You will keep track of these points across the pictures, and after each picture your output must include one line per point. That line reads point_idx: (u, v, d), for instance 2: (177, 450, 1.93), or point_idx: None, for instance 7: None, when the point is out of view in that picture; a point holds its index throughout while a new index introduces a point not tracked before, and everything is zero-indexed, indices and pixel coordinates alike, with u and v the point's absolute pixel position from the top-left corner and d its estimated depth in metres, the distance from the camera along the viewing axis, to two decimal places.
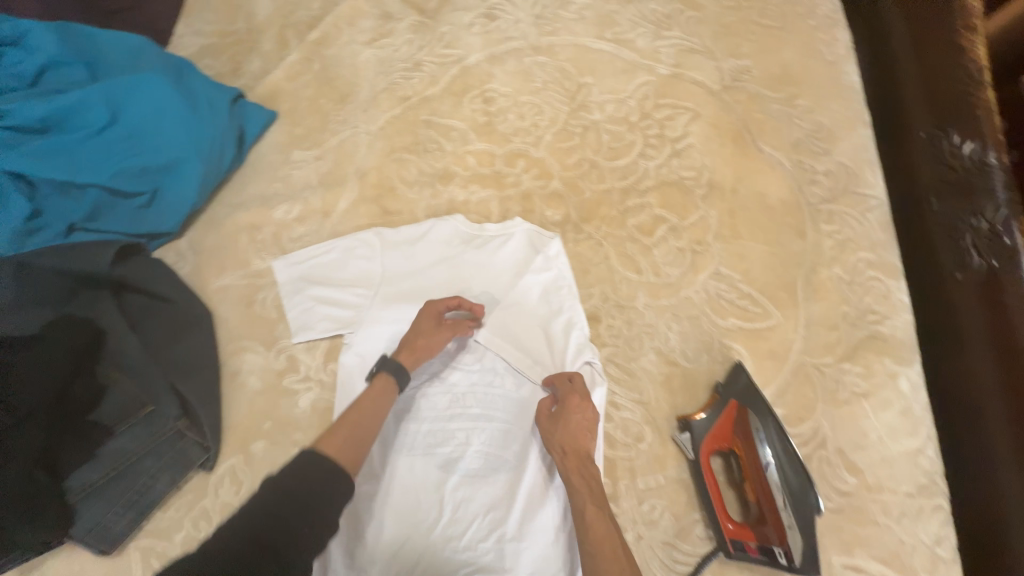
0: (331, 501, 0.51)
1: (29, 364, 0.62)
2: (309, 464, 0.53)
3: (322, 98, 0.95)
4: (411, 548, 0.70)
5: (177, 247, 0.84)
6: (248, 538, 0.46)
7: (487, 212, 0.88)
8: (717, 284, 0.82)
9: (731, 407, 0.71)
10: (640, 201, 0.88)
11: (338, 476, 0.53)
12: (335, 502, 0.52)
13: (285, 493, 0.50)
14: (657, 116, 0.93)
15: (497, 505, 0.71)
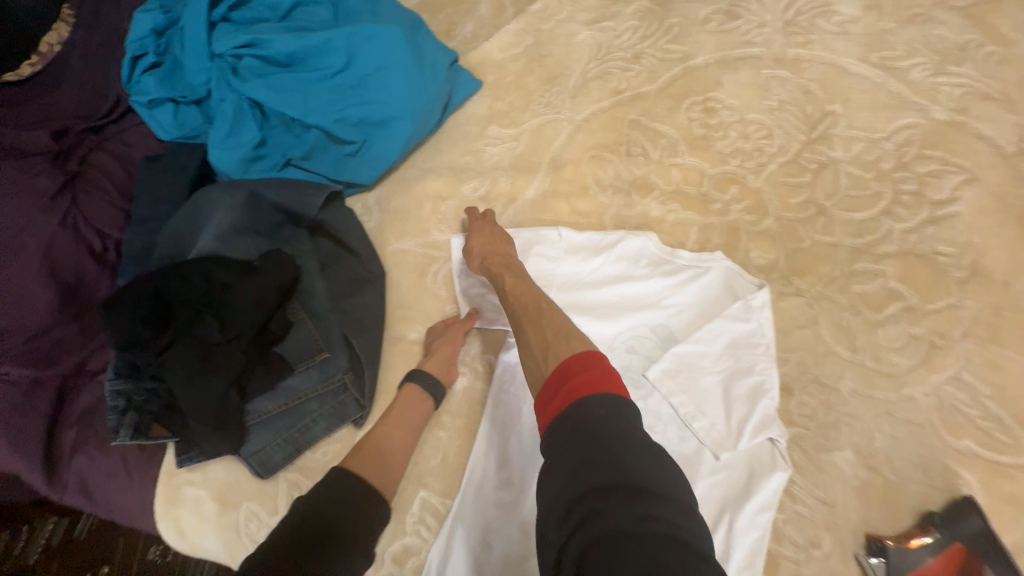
0: (369, 524, 0.51)
1: (246, 294, 0.66)
2: (333, 484, 0.53)
3: (529, 75, 0.90)
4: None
5: (366, 201, 0.85)
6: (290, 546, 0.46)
7: (683, 237, 0.79)
8: (955, 392, 0.67)
9: (955, 550, 0.60)
10: (872, 267, 0.73)
11: (360, 492, 0.53)
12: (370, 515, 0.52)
13: (315, 506, 0.50)
14: (919, 169, 0.76)
15: None
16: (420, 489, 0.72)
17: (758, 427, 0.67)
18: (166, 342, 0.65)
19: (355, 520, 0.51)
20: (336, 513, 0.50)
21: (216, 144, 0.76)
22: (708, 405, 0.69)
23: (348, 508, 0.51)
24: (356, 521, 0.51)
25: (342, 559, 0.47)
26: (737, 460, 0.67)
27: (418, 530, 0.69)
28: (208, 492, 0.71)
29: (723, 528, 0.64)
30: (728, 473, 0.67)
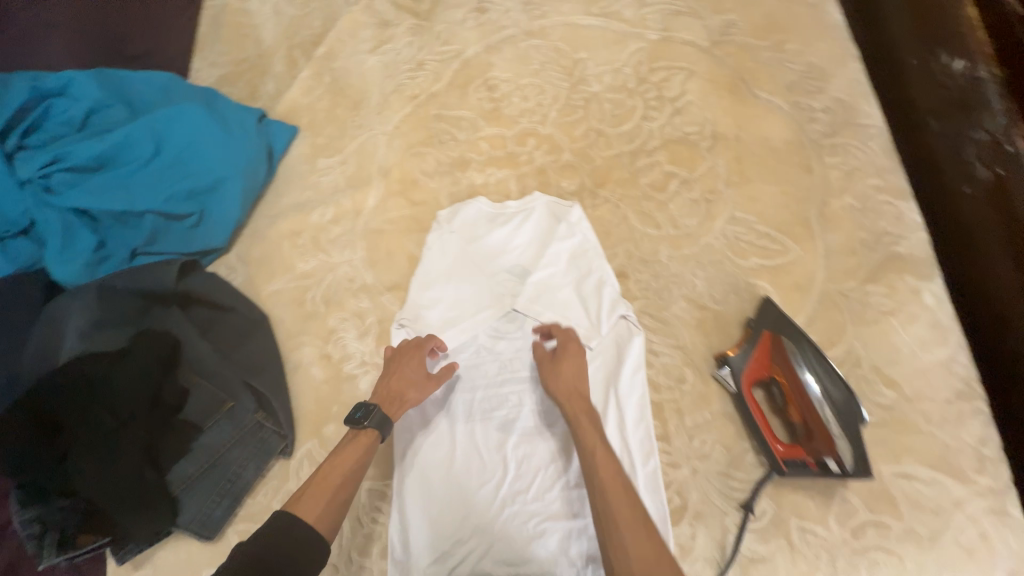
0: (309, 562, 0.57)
1: (130, 375, 0.70)
2: (291, 525, 0.58)
3: (337, 108, 1.01)
4: (478, 511, 0.74)
5: (228, 261, 0.91)
6: None
7: (507, 192, 0.94)
8: (734, 227, 0.86)
9: (764, 336, 0.76)
10: (649, 161, 0.92)
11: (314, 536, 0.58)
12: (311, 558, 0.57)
13: (267, 545, 0.55)
14: (654, 79, 0.97)
15: (557, 456, 0.76)
16: (364, 482, 0.80)
17: (610, 310, 0.81)
18: (59, 456, 0.66)
19: (295, 560, 0.56)
20: (277, 560, 0.55)
21: (52, 260, 0.78)
22: (570, 312, 0.82)
23: (300, 550, 0.56)
24: (293, 561, 0.56)
25: None
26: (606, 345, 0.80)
27: (375, 518, 0.77)
28: None
29: (612, 400, 0.77)
30: (604, 357, 0.79)
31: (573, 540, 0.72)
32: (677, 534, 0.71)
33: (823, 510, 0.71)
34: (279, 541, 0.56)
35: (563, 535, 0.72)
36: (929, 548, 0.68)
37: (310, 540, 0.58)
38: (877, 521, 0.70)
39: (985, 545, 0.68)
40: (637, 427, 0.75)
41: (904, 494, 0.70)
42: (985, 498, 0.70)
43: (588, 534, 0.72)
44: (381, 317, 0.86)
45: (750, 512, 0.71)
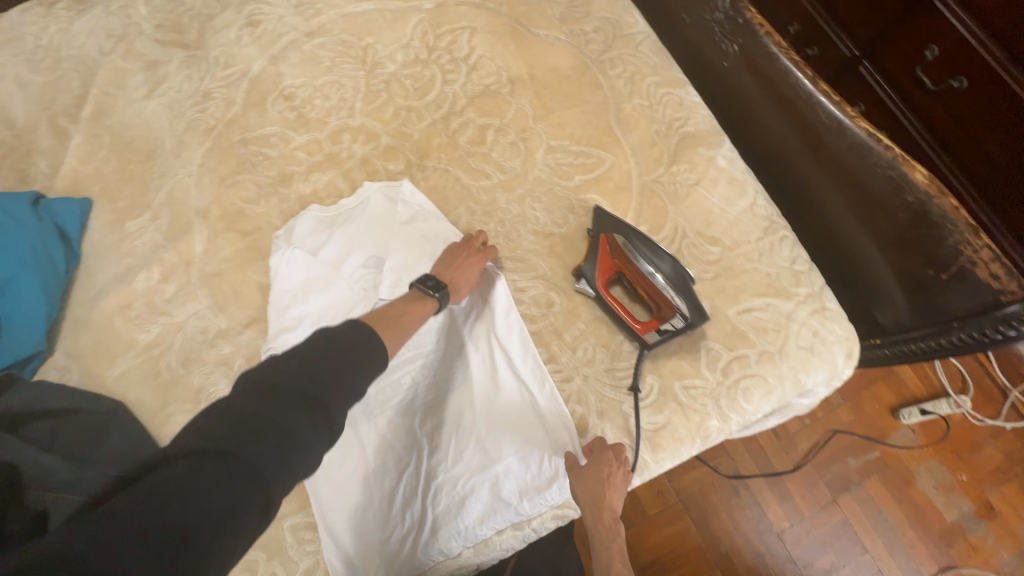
0: (375, 356, 0.58)
1: None
2: (359, 327, 0.60)
3: (129, 164, 0.93)
4: (405, 497, 0.75)
5: (56, 362, 0.83)
6: (299, 367, 0.52)
7: (339, 191, 0.92)
8: (554, 155, 0.93)
9: (602, 239, 0.83)
10: (462, 120, 0.96)
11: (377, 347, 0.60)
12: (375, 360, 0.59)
13: (336, 339, 0.57)
14: (442, 45, 1.00)
15: (463, 416, 0.78)
16: (283, 521, 0.75)
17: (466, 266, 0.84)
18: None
19: (366, 361, 0.57)
20: (348, 352, 0.56)
21: None
22: None
23: (363, 346, 0.58)
24: (366, 354, 0.57)
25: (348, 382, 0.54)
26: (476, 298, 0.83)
27: (306, 547, 0.74)
28: None
29: (495, 346, 0.81)
30: (478, 311, 0.83)
31: (502, 482, 0.74)
32: (588, 437, 0.77)
33: (696, 364, 0.80)
34: (345, 349, 0.56)
35: (492, 482, 0.74)
36: (780, 360, 0.80)
37: (375, 353, 0.59)
38: (736, 355, 0.81)
39: (818, 339, 0.82)
40: (525, 360, 0.80)
41: (748, 325, 0.82)
42: (807, 303, 0.83)
43: (514, 470, 0.74)
44: (249, 355, 0.82)
45: (639, 392, 0.79)
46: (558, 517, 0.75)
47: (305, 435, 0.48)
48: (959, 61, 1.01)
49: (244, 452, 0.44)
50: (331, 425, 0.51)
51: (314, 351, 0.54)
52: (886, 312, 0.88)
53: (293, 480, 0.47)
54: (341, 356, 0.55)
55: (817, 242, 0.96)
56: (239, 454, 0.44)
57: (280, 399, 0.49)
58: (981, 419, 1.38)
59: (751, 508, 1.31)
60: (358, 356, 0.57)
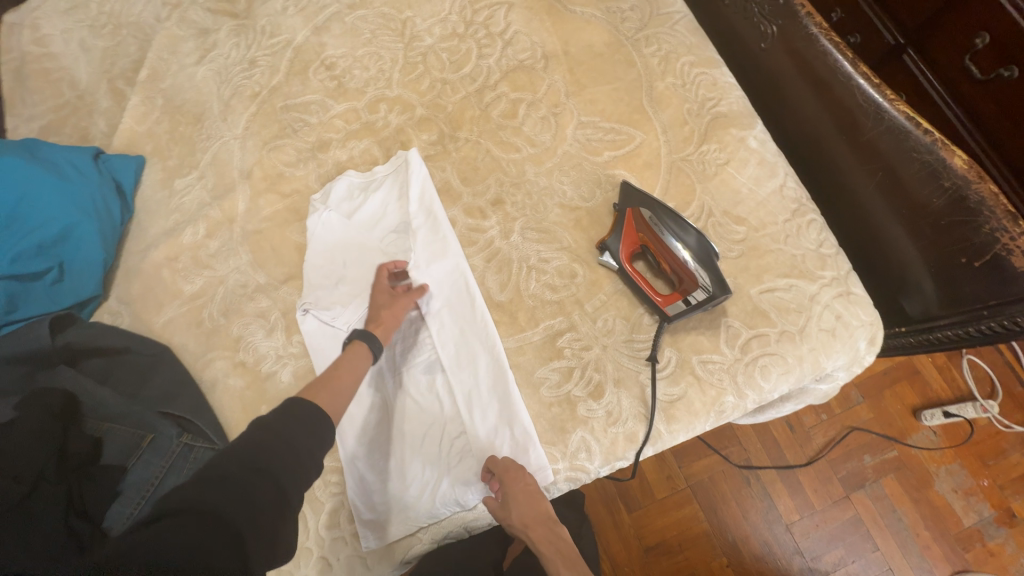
0: (321, 432, 0.61)
1: (27, 430, 0.66)
2: (295, 405, 0.62)
3: (179, 126, 0.99)
4: (420, 452, 0.79)
5: (110, 307, 0.89)
6: (245, 456, 0.55)
7: (373, 158, 0.96)
8: (584, 131, 0.94)
9: (628, 213, 0.84)
10: (496, 94, 0.98)
11: (324, 417, 0.62)
12: (321, 438, 0.61)
13: (273, 423, 0.59)
14: (480, 19, 1.02)
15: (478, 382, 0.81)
16: None
17: (456, 240, 0.88)
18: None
19: (307, 437, 0.59)
20: (289, 434, 0.58)
21: None
22: (442, 247, 0.88)
23: (308, 427, 0.60)
24: (307, 434, 0.59)
25: (297, 463, 0.57)
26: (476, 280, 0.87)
27: (331, 490, 0.79)
28: None
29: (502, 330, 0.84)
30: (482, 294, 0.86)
31: (513, 447, 0.78)
32: (604, 404, 0.79)
33: (716, 340, 0.82)
34: (284, 425, 0.59)
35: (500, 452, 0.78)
36: (800, 340, 0.81)
37: (315, 418, 0.61)
38: (757, 333, 0.81)
39: (842, 322, 0.82)
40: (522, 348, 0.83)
41: (771, 304, 0.82)
42: (832, 285, 0.83)
43: (526, 435, 0.78)
44: (284, 310, 0.87)
45: (657, 363, 0.80)
46: (571, 482, 0.78)
47: (267, 520, 0.52)
48: (1012, 50, 0.97)
49: (213, 553, 0.48)
50: (288, 498, 0.55)
51: (257, 439, 0.56)
52: (912, 302, 0.88)
53: (269, 556, 0.52)
54: (288, 442, 0.57)
55: (845, 232, 0.96)
56: (210, 554, 0.47)
57: (231, 492, 0.51)
58: (1008, 425, 1.34)
59: (761, 499, 1.31)
60: (305, 434, 0.59)
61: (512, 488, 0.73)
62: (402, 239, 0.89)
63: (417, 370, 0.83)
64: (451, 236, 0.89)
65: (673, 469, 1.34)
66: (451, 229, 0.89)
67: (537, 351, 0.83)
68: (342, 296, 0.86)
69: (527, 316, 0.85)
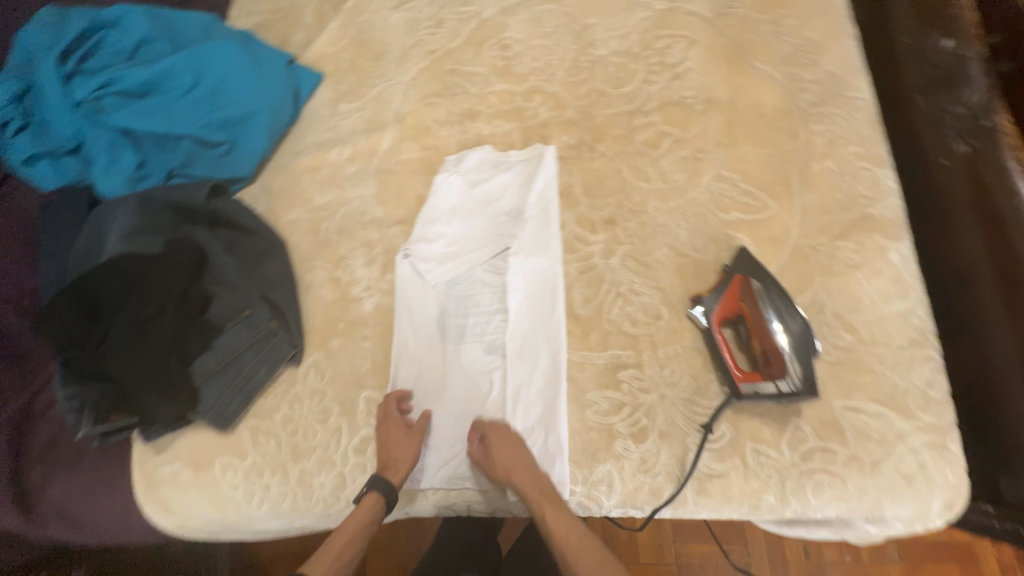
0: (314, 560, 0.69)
1: (165, 268, 0.80)
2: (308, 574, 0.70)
3: (360, 58, 1.09)
4: (455, 420, 0.83)
5: (252, 192, 1.00)
6: None
7: (511, 142, 1.00)
8: (720, 185, 0.93)
9: (735, 279, 0.82)
10: (646, 120, 0.99)
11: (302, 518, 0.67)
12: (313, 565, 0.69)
13: None
14: (657, 46, 1.03)
15: (528, 382, 0.84)
16: (363, 390, 0.85)
17: (559, 244, 0.90)
18: (96, 311, 0.78)
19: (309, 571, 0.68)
20: None
21: (99, 174, 0.89)
22: (543, 246, 0.90)
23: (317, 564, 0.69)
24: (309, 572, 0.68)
25: None
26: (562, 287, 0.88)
27: (370, 420, 0.84)
28: (182, 464, 0.84)
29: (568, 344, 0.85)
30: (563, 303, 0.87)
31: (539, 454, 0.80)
32: (642, 449, 0.79)
33: (778, 435, 0.78)
34: None
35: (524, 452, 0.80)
36: (869, 472, 0.75)
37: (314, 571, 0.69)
38: (824, 446, 0.77)
39: (923, 473, 0.75)
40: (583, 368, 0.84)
41: (851, 423, 0.77)
42: (926, 432, 0.77)
43: (555, 449, 0.80)
44: (387, 247, 0.94)
45: (710, 433, 0.78)
46: (583, 508, 0.79)
47: None
48: None
49: None
50: None
51: None
52: (1012, 484, 0.80)
53: None
54: None
55: (962, 381, 0.87)
56: None
57: None
58: None
59: None
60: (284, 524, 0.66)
61: (501, 446, 0.77)
62: (510, 225, 0.93)
63: (478, 347, 0.87)
64: (555, 238, 0.91)
65: (669, 540, 1.29)
66: (558, 232, 0.91)
67: (596, 374, 0.83)
68: (441, 256, 0.91)
69: (598, 338, 0.86)
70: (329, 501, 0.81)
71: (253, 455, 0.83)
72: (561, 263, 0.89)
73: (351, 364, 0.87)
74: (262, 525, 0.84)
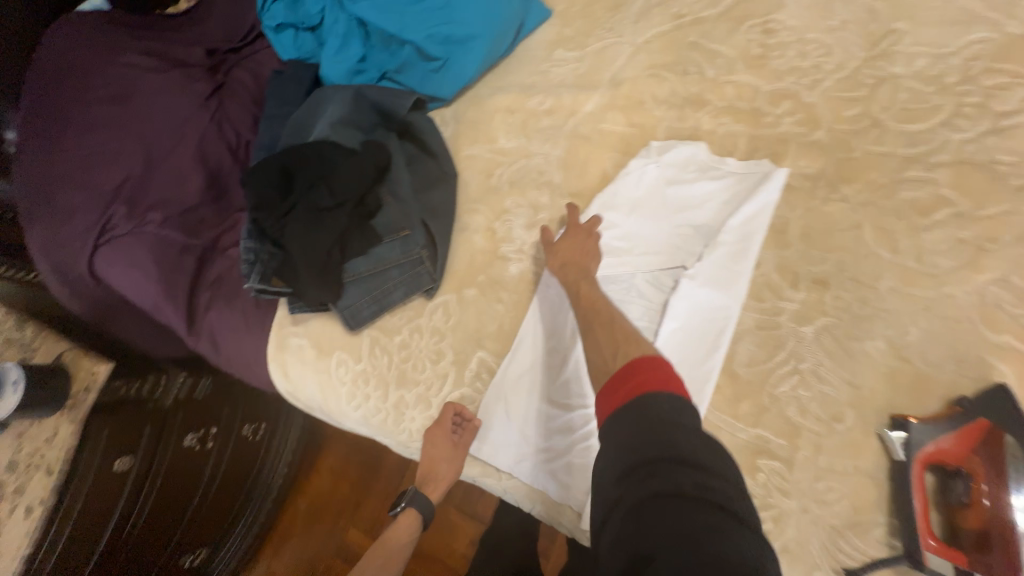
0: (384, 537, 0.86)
1: (354, 167, 0.83)
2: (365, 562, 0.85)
3: (597, 4, 0.99)
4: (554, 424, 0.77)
5: (444, 115, 0.99)
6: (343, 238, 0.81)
7: (732, 147, 0.84)
8: (1001, 292, 0.68)
9: (977, 423, 0.62)
10: (924, 175, 0.75)
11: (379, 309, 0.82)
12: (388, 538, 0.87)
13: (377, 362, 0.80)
14: (985, 82, 0.77)
15: None
16: (478, 349, 0.83)
17: (746, 287, 0.75)
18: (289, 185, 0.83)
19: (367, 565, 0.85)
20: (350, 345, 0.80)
21: (328, 59, 0.94)
22: (726, 281, 0.76)
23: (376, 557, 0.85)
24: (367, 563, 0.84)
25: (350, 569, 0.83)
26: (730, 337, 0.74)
27: (475, 381, 0.82)
28: (308, 342, 0.91)
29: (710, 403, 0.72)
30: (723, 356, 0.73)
31: None
32: None
33: None
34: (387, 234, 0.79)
35: None
36: None
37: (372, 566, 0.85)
38: None
39: None
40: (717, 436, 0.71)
41: None
42: None
43: None
44: (551, 217, 0.87)
45: None
46: None
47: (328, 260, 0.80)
48: None
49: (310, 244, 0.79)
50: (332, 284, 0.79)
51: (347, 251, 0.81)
52: None
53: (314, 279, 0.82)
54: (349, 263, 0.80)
55: None
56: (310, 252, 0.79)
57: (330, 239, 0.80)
58: None
59: None
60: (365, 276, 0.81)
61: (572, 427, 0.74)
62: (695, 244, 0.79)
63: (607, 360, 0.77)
64: (744, 278, 0.76)
65: None
66: (750, 273, 0.76)
67: (731, 447, 0.71)
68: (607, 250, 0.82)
69: (750, 409, 0.71)
70: (415, 434, 0.84)
71: (365, 362, 0.87)
72: (739, 309, 0.75)
73: (477, 320, 0.85)
74: (350, 424, 0.90)
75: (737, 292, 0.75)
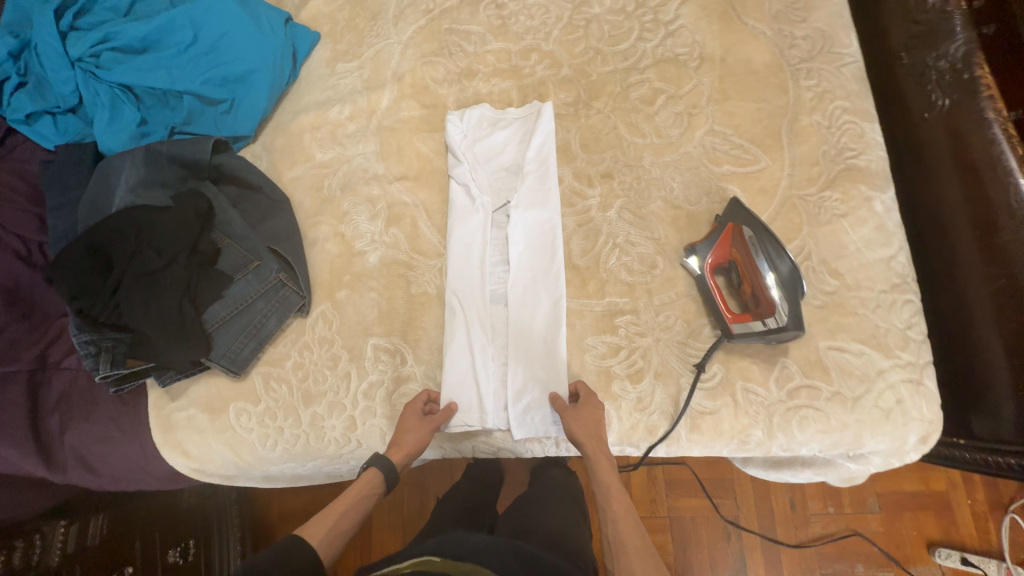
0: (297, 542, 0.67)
1: (173, 223, 0.82)
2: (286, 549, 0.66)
3: (357, 18, 1.09)
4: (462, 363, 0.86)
5: (254, 150, 1.02)
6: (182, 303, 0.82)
7: (509, 100, 1.02)
8: (713, 139, 0.95)
9: (728, 227, 0.86)
10: (641, 78, 1.00)
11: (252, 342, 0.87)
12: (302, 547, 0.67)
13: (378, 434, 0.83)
14: (651, 4, 1.05)
15: (528, 328, 0.87)
16: (370, 338, 0.89)
17: (557, 198, 0.93)
18: (108, 264, 0.80)
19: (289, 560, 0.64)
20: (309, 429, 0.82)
21: (103, 131, 0.91)
22: (540, 201, 0.93)
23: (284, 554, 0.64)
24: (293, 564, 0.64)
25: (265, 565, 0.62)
26: (555, 240, 0.90)
27: (378, 366, 0.87)
28: (197, 409, 0.87)
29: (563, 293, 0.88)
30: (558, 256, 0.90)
31: (536, 398, 0.84)
32: (639, 389, 0.83)
33: (766, 374, 0.82)
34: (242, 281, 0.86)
35: (521, 394, 0.85)
36: (852, 406, 0.80)
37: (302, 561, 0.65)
38: (809, 384, 0.81)
39: (900, 407, 0.80)
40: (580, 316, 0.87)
41: (835, 361, 0.82)
42: (904, 369, 0.81)
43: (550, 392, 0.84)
44: (390, 203, 0.96)
45: (702, 373, 0.83)
46: None
47: (181, 310, 0.79)
48: None
49: (160, 311, 0.78)
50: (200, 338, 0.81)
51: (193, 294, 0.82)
52: (983, 423, 0.84)
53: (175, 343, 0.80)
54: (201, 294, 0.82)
55: (940, 327, 0.91)
56: (165, 317, 0.79)
57: (170, 293, 0.79)
58: None
59: (734, 559, 1.28)
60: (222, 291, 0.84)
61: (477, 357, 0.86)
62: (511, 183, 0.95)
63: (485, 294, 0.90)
64: (552, 192, 0.93)
65: (660, 496, 1.32)
66: (554, 187, 0.93)
67: (595, 320, 0.87)
68: (456, 210, 0.93)
69: (596, 286, 0.89)
70: (341, 441, 0.85)
71: (265, 400, 0.87)
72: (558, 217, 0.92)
73: (358, 315, 0.90)
74: (278, 467, 0.89)
75: (551, 205, 0.92)
